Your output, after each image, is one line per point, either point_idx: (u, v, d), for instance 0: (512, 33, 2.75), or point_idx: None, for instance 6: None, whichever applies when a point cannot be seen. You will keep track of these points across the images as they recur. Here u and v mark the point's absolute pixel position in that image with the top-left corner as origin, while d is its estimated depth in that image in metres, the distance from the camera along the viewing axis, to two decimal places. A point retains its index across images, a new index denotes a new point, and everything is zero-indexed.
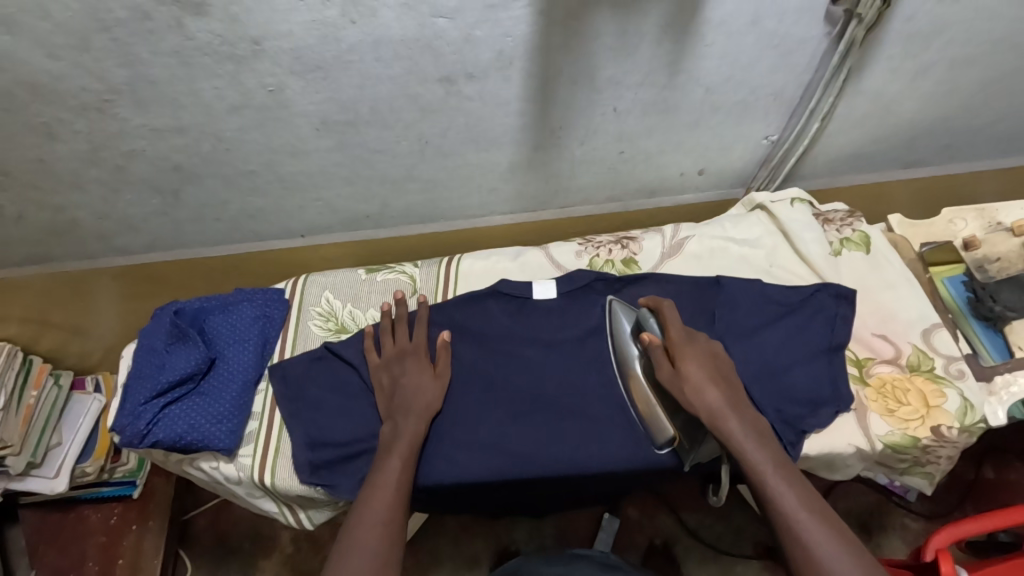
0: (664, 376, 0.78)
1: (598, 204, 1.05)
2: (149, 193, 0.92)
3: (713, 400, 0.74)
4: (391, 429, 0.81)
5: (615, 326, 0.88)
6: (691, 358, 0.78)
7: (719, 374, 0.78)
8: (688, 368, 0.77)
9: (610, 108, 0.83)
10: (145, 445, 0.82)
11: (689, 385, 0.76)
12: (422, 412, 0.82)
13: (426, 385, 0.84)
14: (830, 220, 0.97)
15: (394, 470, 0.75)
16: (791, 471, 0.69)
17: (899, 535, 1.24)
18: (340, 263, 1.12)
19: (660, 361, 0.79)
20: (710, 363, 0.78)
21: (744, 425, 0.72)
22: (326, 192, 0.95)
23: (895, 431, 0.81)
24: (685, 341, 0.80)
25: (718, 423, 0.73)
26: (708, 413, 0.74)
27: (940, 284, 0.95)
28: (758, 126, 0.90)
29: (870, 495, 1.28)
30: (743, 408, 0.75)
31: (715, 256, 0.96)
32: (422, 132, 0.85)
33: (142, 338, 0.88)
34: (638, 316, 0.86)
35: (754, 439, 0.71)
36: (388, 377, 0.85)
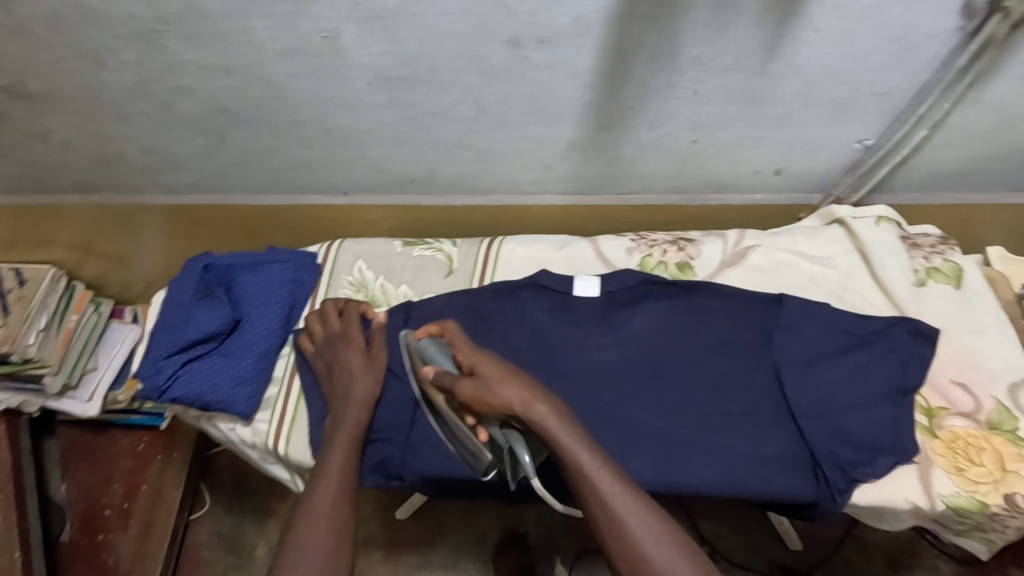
0: (463, 387, 0.69)
1: (658, 193, 0.96)
2: (193, 133, 0.84)
3: (517, 395, 0.66)
4: (331, 424, 0.77)
5: (410, 365, 0.79)
6: (484, 361, 0.71)
7: (519, 370, 0.71)
8: (486, 370, 0.69)
9: (690, 91, 0.73)
10: (164, 401, 0.80)
11: (492, 383, 0.67)
12: (362, 400, 0.78)
13: (354, 364, 0.80)
14: (919, 245, 0.86)
15: (334, 464, 0.71)
16: (610, 462, 0.65)
17: None
18: (380, 227, 1.06)
19: (457, 378, 0.70)
20: (504, 362, 0.71)
21: (553, 411, 0.66)
22: (371, 152, 0.87)
23: (961, 493, 0.73)
24: (472, 349, 0.74)
25: (529, 414, 0.65)
26: (518, 409, 0.66)
27: None
28: (855, 128, 0.79)
29: (902, 531, 1.20)
30: (544, 390, 0.68)
31: (781, 270, 0.87)
32: (480, 98, 0.75)
33: (170, 291, 0.87)
34: (418, 348, 0.78)
35: (570, 428, 0.65)
36: (325, 363, 0.82)
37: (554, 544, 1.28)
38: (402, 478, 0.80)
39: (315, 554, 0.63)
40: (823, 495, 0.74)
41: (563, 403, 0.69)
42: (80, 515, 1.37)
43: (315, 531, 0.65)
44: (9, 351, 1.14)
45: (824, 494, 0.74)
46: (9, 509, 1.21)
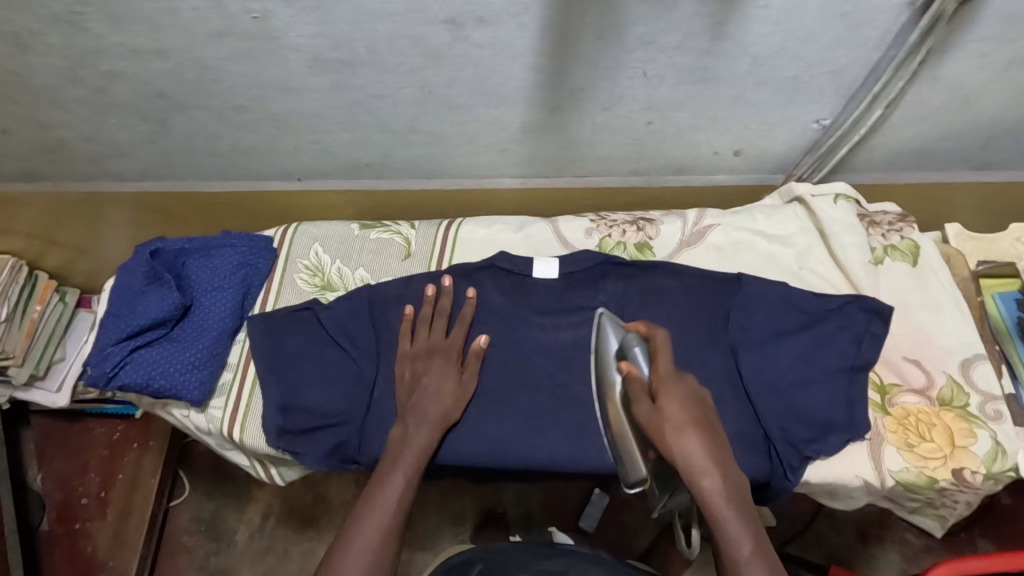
0: (640, 411, 0.68)
1: (618, 176, 0.95)
2: (134, 119, 0.82)
3: (695, 454, 0.63)
4: (400, 434, 0.74)
5: (600, 349, 0.78)
6: (674, 397, 0.66)
7: (708, 421, 0.66)
8: (669, 410, 0.65)
9: (639, 71, 0.71)
10: (111, 388, 0.79)
11: (667, 427, 0.65)
12: (439, 420, 0.75)
13: (449, 387, 0.77)
14: (877, 222, 0.86)
15: (393, 494, 0.69)
16: (772, 558, 0.60)
17: (897, 549, 1.19)
18: (341, 213, 1.05)
19: (638, 396, 0.69)
20: (696, 406, 0.67)
21: (723, 492, 0.62)
22: (322, 136, 0.85)
23: (910, 469, 0.74)
24: (673, 376, 0.69)
25: (695, 482, 0.62)
26: (687, 468, 0.63)
27: (989, 301, 0.85)
28: (810, 107, 0.78)
29: (872, 506, 1.22)
30: (726, 461, 0.64)
31: (739, 250, 0.87)
32: (425, 80, 0.73)
33: (118, 277, 0.85)
34: (625, 339, 0.74)
35: (739, 514, 0.61)
36: (411, 371, 0.79)
37: (532, 523, 1.30)
38: (358, 462, 0.80)
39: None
40: (776, 472, 0.75)
41: (743, 482, 0.64)
42: (58, 504, 1.36)
43: (358, 565, 0.64)
44: None
45: (776, 472, 0.75)
46: None
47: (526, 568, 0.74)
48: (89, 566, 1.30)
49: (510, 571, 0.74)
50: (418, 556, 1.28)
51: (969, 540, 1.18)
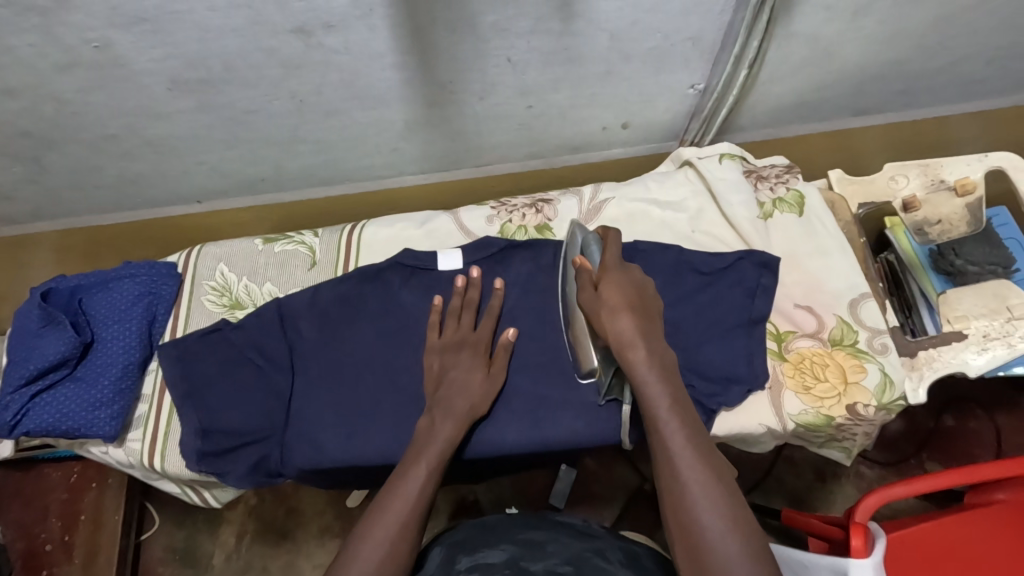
0: (584, 296, 0.73)
1: (517, 160, 0.97)
2: (7, 161, 0.80)
3: (626, 329, 0.68)
4: (426, 426, 0.73)
5: (568, 251, 0.82)
6: (615, 283, 0.72)
7: (645, 304, 0.72)
8: (608, 293, 0.71)
9: (503, 58, 0.72)
10: (16, 436, 0.77)
11: (602, 309, 0.70)
12: (464, 414, 0.74)
13: (477, 381, 0.78)
14: (764, 177, 0.88)
15: (413, 485, 0.67)
16: (694, 429, 0.64)
17: (853, 482, 1.24)
18: (255, 228, 1.05)
19: (585, 283, 0.74)
20: (633, 290, 0.72)
21: (648, 362, 0.67)
22: (207, 156, 0.85)
23: (809, 410, 0.77)
24: (619, 269, 0.74)
25: (624, 354, 0.68)
26: (624, 340, 0.68)
27: (904, 234, 0.91)
28: (680, 74, 0.80)
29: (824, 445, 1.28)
30: (654, 339, 0.69)
31: (635, 220, 0.89)
32: (292, 90, 0.73)
33: (14, 322, 0.82)
34: (585, 241, 0.80)
35: (663, 383, 0.66)
36: (439, 364, 0.79)
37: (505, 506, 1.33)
38: (283, 475, 0.81)
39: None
40: None
41: (668, 354, 0.69)
42: (22, 554, 1.33)
43: (370, 556, 0.62)
44: None
45: None
46: None
47: (506, 536, 0.76)
48: None
49: (489, 541, 0.74)
50: None
51: (918, 464, 1.24)
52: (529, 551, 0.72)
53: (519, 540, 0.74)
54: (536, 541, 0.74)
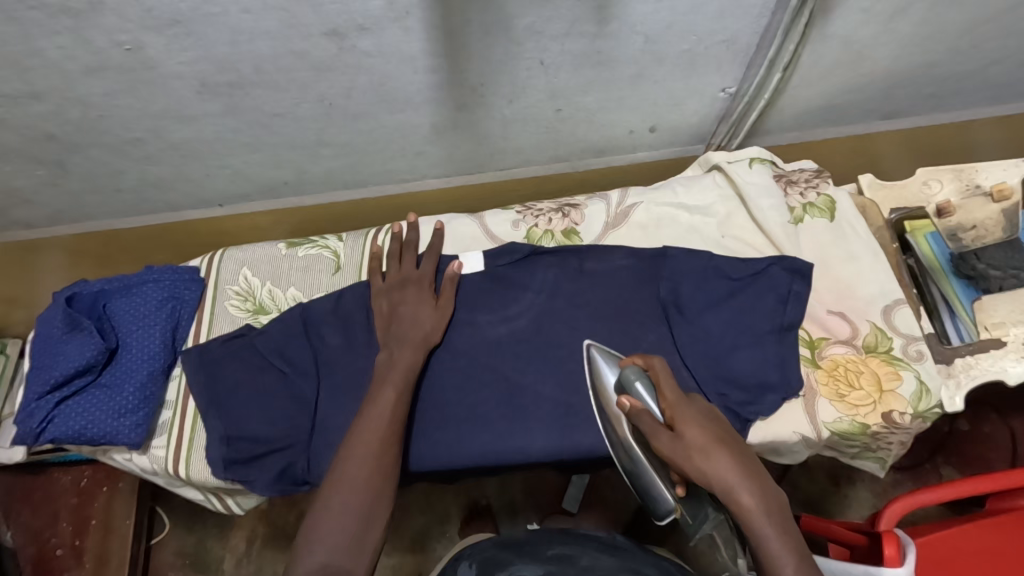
0: (661, 442, 0.64)
1: (541, 164, 0.95)
2: (29, 164, 0.79)
3: (726, 469, 0.61)
4: (386, 357, 0.78)
5: (599, 391, 0.75)
6: (691, 422, 0.64)
7: (726, 436, 0.65)
8: (691, 434, 0.63)
9: (536, 61, 0.71)
10: (41, 443, 0.76)
11: (696, 452, 0.62)
12: (419, 343, 0.79)
13: (426, 314, 0.81)
14: (795, 181, 0.88)
15: (383, 408, 0.72)
16: (740, 458, 0.63)
17: (866, 486, 1.24)
18: (272, 232, 1.03)
19: (654, 427, 0.66)
20: (710, 422, 0.66)
21: (704, 436, 0.63)
22: (230, 160, 0.83)
23: (844, 418, 0.76)
24: (681, 398, 0.68)
25: (733, 496, 0.60)
26: (722, 487, 0.60)
27: (921, 240, 0.90)
28: (712, 77, 0.79)
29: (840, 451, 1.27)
30: (698, 415, 0.66)
31: (663, 225, 0.88)
32: (321, 93, 0.72)
33: (37, 328, 0.81)
34: (623, 372, 0.71)
35: (713, 441, 0.63)
36: (388, 303, 0.83)
37: (517, 510, 1.32)
38: (308, 483, 0.79)
39: (357, 498, 0.67)
40: None
41: (760, 465, 0.63)
42: (30, 559, 1.28)
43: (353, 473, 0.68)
44: None
45: None
46: None
47: (535, 555, 0.76)
48: None
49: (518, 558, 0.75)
50: (408, 558, 1.29)
51: (933, 468, 1.23)
52: (563, 565, 0.73)
53: (550, 558, 0.74)
54: (565, 555, 0.75)
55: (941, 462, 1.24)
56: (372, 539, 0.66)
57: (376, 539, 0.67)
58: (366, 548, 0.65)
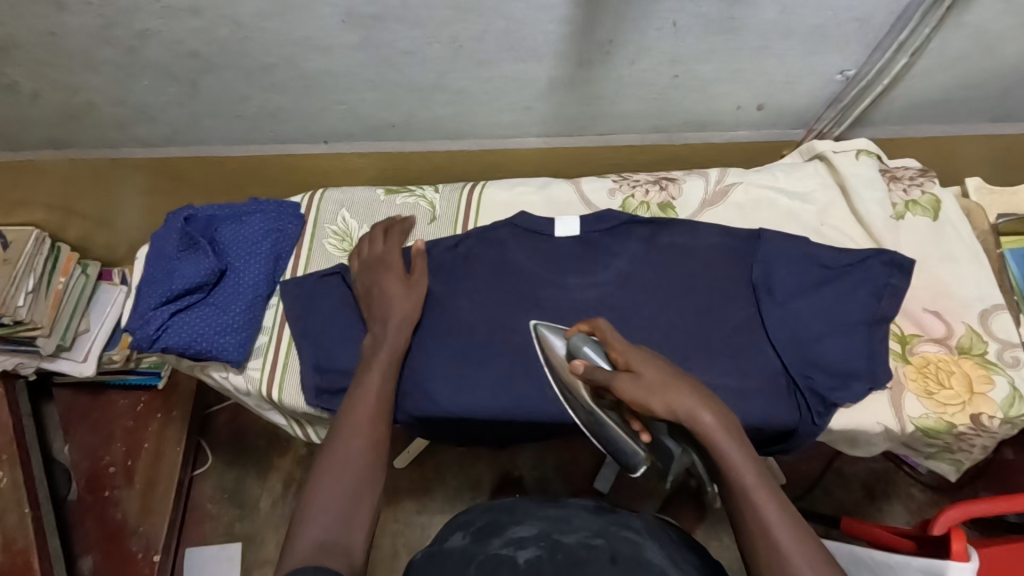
0: (623, 387, 0.60)
1: (640, 133, 0.97)
2: (166, 80, 0.83)
3: (702, 415, 0.58)
4: (370, 338, 0.78)
5: (547, 359, 0.74)
6: (644, 360, 0.61)
7: (681, 372, 0.62)
8: (648, 372, 0.60)
9: (668, 22, 0.73)
10: (155, 350, 0.80)
11: (651, 390, 0.59)
12: (402, 319, 0.79)
13: (401, 293, 0.81)
14: (898, 178, 0.87)
15: (377, 382, 0.72)
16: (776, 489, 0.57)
17: (902, 503, 1.24)
18: (367, 175, 1.07)
19: (611, 375, 0.62)
20: (663, 360, 0.63)
21: (725, 425, 0.58)
22: (349, 95, 0.87)
23: (930, 415, 0.76)
24: (630, 343, 0.64)
25: (712, 445, 0.58)
26: (684, 418, 0.58)
27: (1003, 261, 0.85)
28: (834, 59, 0.79)
29: (878, 462, 1.27)
30: (718, 401, 0.60)
31: (762, 207, 0.88)
32: (454, 34, 0.74)
33: (151, 244, 0.86)
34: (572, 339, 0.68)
35: (742, 446, 0.58)
36: (366, 287, 0.82)
37: (547, 486, 1.33)
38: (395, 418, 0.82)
39: (354, 468, 0.63)
40: (803, 420, 0.77)
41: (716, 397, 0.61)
42: (85, 475, 1.32)
43: (352, 443, 0.66)
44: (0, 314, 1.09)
45: (804, 419, 0.77)
46: (14, 467, 1.16)
47: (530, 512, 0.76)
48: (119, 536, 1.28)
49: (513, 519, 0.75)
50: (436, 517, 1.33)
51: (972, 493, 1.23)
52: (555, 523, 0.73)
53: (544, 516, 0.75)
54: (556, 514, 0.75)
55: (980, 488, 1.23)
56: (367, 512, 0.61)
57: (372, 513, 0.62)
58: (361, 519, 0.60)
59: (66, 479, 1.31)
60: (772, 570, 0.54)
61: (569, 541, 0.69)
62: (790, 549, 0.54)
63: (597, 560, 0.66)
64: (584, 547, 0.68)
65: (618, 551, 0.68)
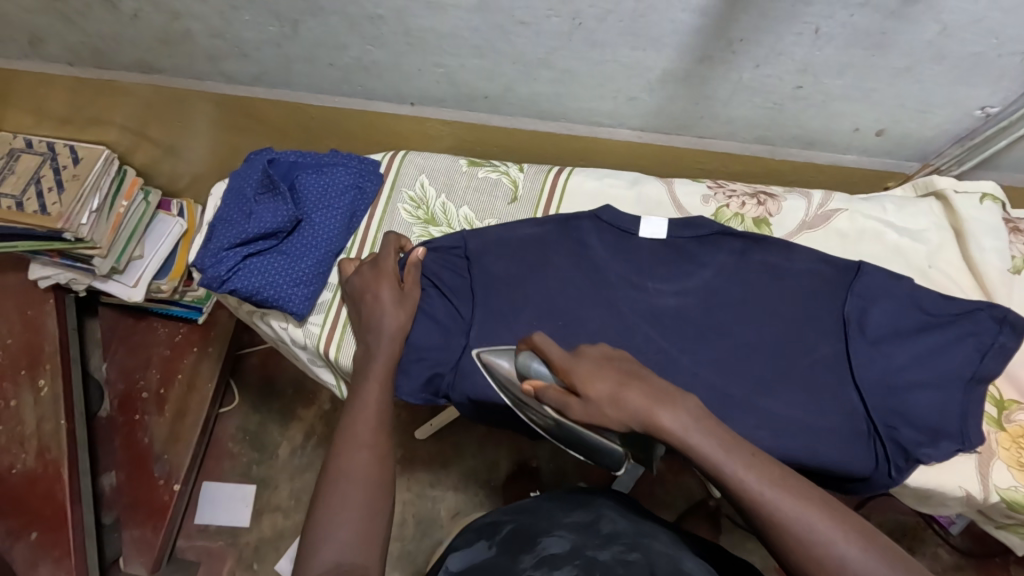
0: (576, 411, 0.62)
1: (741, 142, 0.91)
2: (267, 18, 0.81)
3: (639, 401, 0.58)
4: (364, 352, 0.75)
5: (504, 383, 0.72)
6: (591, 375, 0.62)
7: (635, 370, 0.62)
8: (594, 389, 0.61)
9: (811, 28, 0.67)
10: (223, 292, 0.79)
11: (603, 403, 0.60)
12: (393, 332, 0.75)
13: (393, 302, 0.77)
14: (1020, 229, 0.81)
15: (371, 393, 0.69)
16: (770, 468, 0.54)
17: (927, 561, 1.19)
18: (444, 143, 1.04)
19: (562, 395, 0.63)
20: (610, 366, 0.63)
21: (686, 417, 0.56)
22: (449, 59, 0.83)
23: (1019, 488, 0.71)
24: (573, 359, 0.64)
25: (657, 424, 0.56)
26: (643, 418, 0.57)
27: None
28: (980, 91, 0.73)
29: (909, 515, 1.22)
30: (679, 394, 0.59)
31: (864, 239, 0.83)
32: (577, 10, 0.70)
33: (230, 183, 0.85)
34: (518, 360, 0.70)
35: (727, 453, 0.54)
36: (356, 290, 0.79)
37: (564, 481, 1.31)
38: (448, 397, 0.79)
39: (359, 483, 0.61)
40: (879, 470, 0.72)
41: (668, 385, 0.60)
42: (119, 395, 1.34)
43: (356, 458, 0.63)
44: (63, 229, 1.07)
45: (881, 470, 0.72)
46: (55, 379, 1.17)
47: (557, 523, 0.70)
48: (144, 459, 1.29)
49: (543, 530, 0.69)
50: (449, 494, 1.32)
51: (1003, 564, 1.18)
52: (586, 534, 0.68)
53: (571, 527, 0.69)
54: (585, 524, 0.70)
55: (1012, 560, 1.18)
56: (378, 534, 0.59)
57: (384, 532, 0.60)
58: (376, 541, 0.58)
59: (100, 396, 1.32)
60: (798, 552, 0.50)
61: (602, 558, 0.62)
62: (801, 517, 0.51)
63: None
64: (621, 563, 0.61)
65: (657, 565, 0.61)
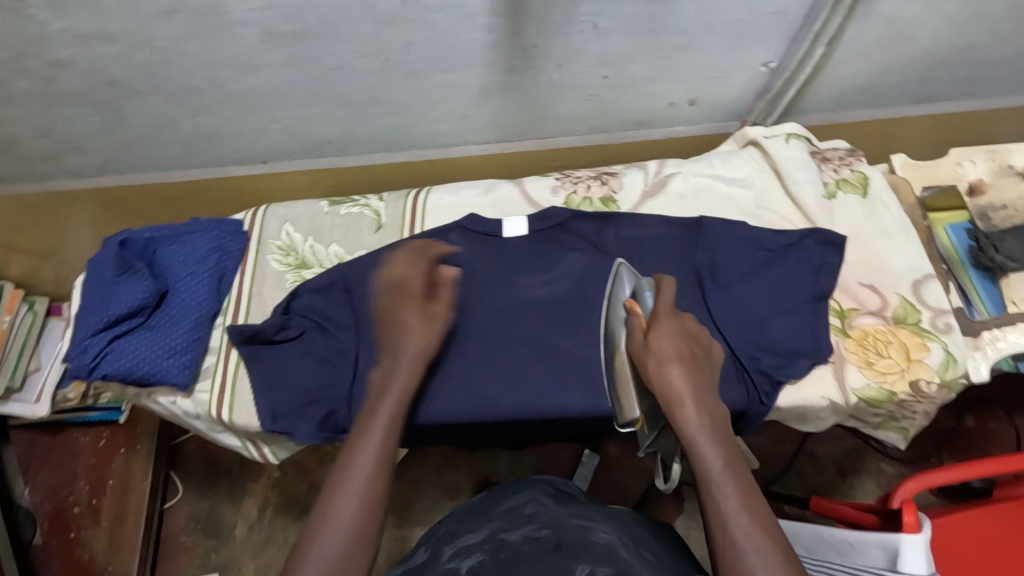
0: (637, 347, 0.70)
1: (580, 134, 0.98)
2: (88, 110, 0.82)
3: (676, 381, 0.65)
4: None
5: (612, 292, 0.80)
6: (664, 331, 0.69)
7: (696, 355, 0.68)
8: (660, 343, 0.68)
9: (590, 25, 0.74)
10: (94, 379, 0.79)
11: (653, 360, 0.67)
12: None
13: None
14: (828, 159, 0.90)
15: None
16: (761, 512, 0.57)
17: (873, 479, 1.23)
18: (311, 194, 1.05)
19: (638, 328, 0.72)
20: (685, 341, 0.69)
21: (703, 425, 0.62)
22: (283, 114, 0.86)
23: (872, 385, 0.79)
24: (671, 314, 0.72)
25: (676, 412, 0.64)
26: (673, 398, 0.64)
27: (941, 231, 0.92)
28: (754, 50, 0.82)
29: (846, 440, 1.26)
30: (708, 402, 0.65)
31: (700, 196, 0.90)
32: (380, 48, 0.75)
33: (87, 270, 0.85)
34: (636, 284, 0.78)
35: (729, 471, 0.60)
36: None
37: None
38: (348, 430, 0.81)
39: None
40: (752, 400, 0.79)
41: (713, 392, 0.66)
42: (49, 516, 1.27)
43: None
44: None
45: (752, 399, 0.79)
46: None
47: (488, 515, 0.73)
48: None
49: (473, 525, 0.71)
50: (410, 532, 1.31)
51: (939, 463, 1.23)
52: (510, 519, 0.70)
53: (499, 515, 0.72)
54: (515, 509, 0.73)
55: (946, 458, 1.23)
56: None
57: None
58: None
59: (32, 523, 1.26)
60: None
61: (513, 538, 0.64)
62: (756, 552, 0.54)
63: (538, 551, 0.60)
64: (527, 540, 0.63)
65: (562, 538, 0.63)
